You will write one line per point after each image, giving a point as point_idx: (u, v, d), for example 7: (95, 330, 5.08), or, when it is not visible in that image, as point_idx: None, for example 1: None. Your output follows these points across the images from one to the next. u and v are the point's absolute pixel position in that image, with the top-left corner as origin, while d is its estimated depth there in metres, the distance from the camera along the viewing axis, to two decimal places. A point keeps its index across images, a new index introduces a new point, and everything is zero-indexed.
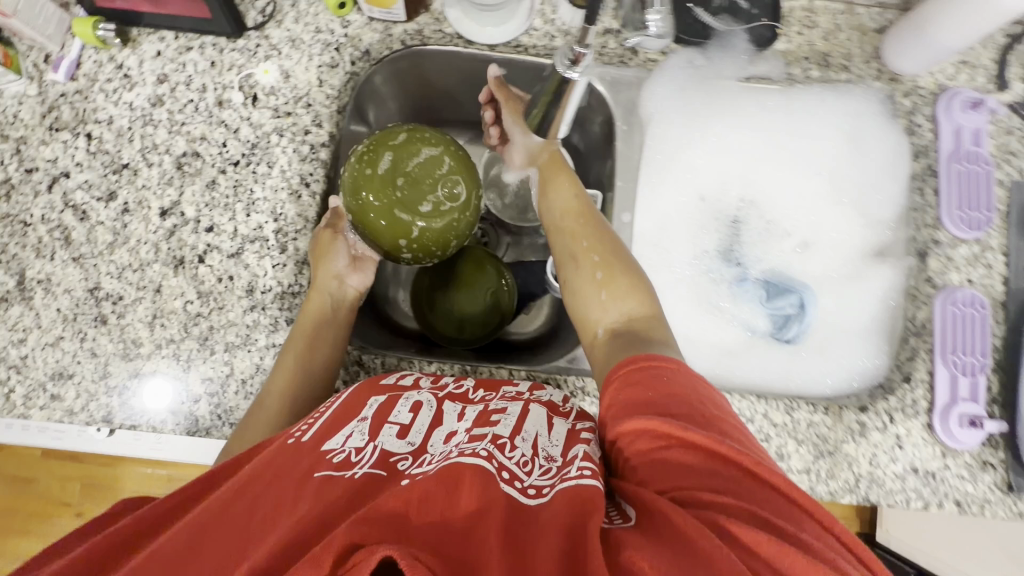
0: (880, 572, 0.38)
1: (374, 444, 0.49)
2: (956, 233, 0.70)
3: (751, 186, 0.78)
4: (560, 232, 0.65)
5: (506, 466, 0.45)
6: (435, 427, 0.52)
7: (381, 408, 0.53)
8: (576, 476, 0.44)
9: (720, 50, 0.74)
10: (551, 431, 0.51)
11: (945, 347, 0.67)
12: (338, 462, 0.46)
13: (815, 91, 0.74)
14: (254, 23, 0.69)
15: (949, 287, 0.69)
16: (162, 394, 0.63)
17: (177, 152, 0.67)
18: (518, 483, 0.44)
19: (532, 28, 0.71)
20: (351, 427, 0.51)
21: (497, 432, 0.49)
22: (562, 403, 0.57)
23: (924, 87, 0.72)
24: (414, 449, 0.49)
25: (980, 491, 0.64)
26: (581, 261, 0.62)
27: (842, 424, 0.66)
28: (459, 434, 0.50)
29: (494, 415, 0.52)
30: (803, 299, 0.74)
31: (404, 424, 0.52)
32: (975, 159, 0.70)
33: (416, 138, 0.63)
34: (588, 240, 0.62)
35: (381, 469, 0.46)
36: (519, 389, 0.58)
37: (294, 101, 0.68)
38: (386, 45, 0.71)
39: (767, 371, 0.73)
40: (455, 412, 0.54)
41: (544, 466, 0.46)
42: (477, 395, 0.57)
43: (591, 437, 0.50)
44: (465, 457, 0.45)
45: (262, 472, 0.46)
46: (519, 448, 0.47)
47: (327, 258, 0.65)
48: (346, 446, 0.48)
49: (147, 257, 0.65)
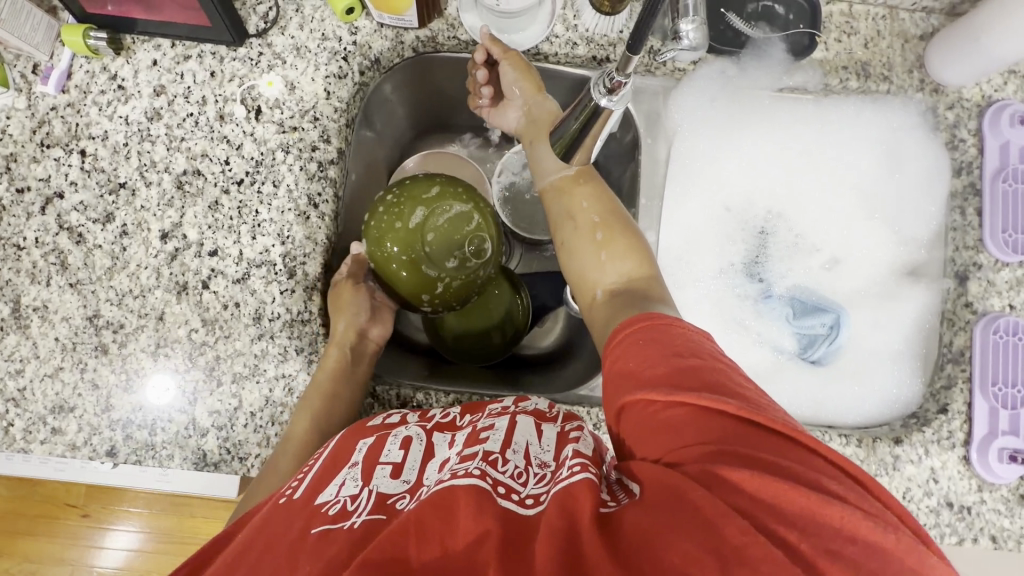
0: (887, 497, 0.37)
1: (369, 487, 0.44)
2: (999, 256, 0.66)
3: (780, 199, 0.75)
4: (555, 193, 0.60)
5: (501, 480, 0.42)
6: (428, 461, 0.48)
7: (372, 450, 0.49)
8: (568, 474, 0.41)
9: (754, 60, 0.68)
10: (541, 438, 0.47)
11: (984, 377, 0.64)
12: (334, 514, 0.42)
13: (852, 102, 0.70)
14: (256, 30, 0.64)
15: (990, 314, 0.65)
16: (164, 390, 0.61)
17: (177, 171, 0.63)
18: (516, 495, 0.41)
19: (553, 35, 0.66)
20: (343, 475, 0.46)
21: (489, 446, 0.45)
22: (548, 409, 0.52)
23: (969, 98, 0.68)
24: (410, 487, 0.44)
25: (1017, 527, 0.63)
26: (581, 221, 0.57)
27: (875, 456, 0.63)
28: (452, 459, 0.46)
29: (483, 431, 0.47)
30: (839, 319, 0.70)
31: (396, 462, 0.47)
32: (1022, 178, 0.65)
33: (448, 193, 0.60)
34: (588, 199, 0.58)
35: (381, 513, 0.41)
36: (504, 403, 0.53)
37: (300, 115, 0.64)
38: (397, 53, 0.67)
39: (794, 396, 0.71)
40: (447, 441, 0.50)
41: (539, 474, 0.43)
42: (465, 420, 0.53)
43: (581, 434, 0.48)
44: (457, 479, 0.41)
45: (255, 540, 0.42)
46: (512, 460, 0.44)
47: (348, 310, 0.63)
48: (340, 496, 0.44)
49: (148, 283, 0.62)
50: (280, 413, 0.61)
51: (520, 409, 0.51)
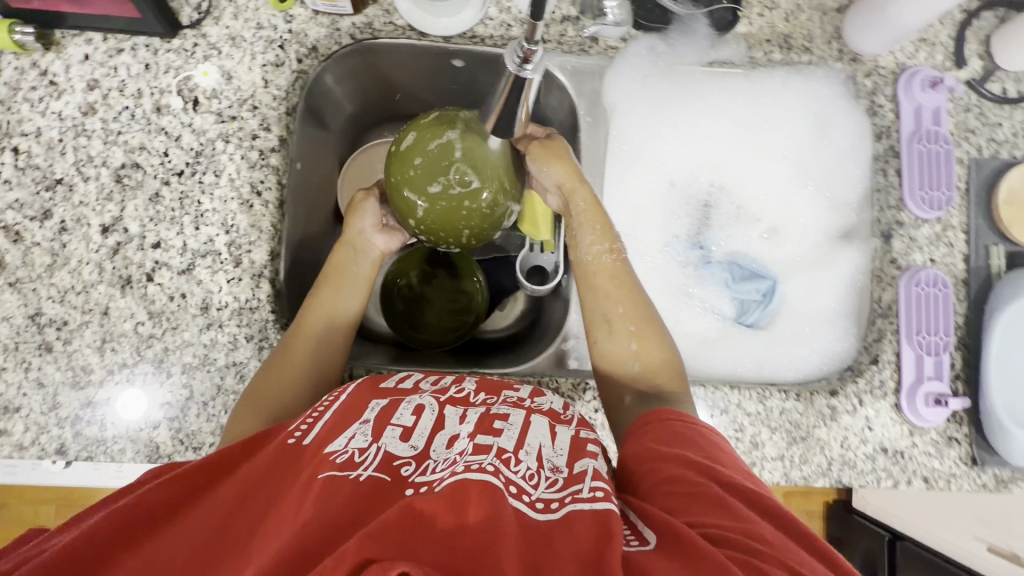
0: None
1: (378, 444, 0.47)
2: (919, 214, 0.69)
3: (720, 172, 0.77)
4: (590, 287, 0.65)
5: (512, 480, 0.44)
6: (437, 431, 0.50)
7: (385, 409, 0.51)
8: (591, 498, 0.43)
9: (681, 36, 0.71)
10: (555, 441, 0.49)
11: (910, 328, 0.67)
12: (341, 462, 0.45)
13: (778, 74, 0.73)
14: (190, 21, 0.65)
15: (913, 268, 0.69)
16: (138, 407, 0.60)
17: (115, 165, 0.63)
18: (526, 497, 0.43)
19: (487, 17, 0.69)
20: (354, 428, 0.49)
21: (501, 444, 0.47)
22: (562, 410, 0.55)
23: (884, 66, 0.71)
24: (416, 454, 0.47)
25: (946, 467, 0.66)
26: (616, 327, 0.62)
27: (814, 408, 0.66)
28: (463, 439, 0.48)
29: (496, 422, 0.50)
30: (775, 286, 0.74)
31: (407, 426, 0.50)
32: (935, 139, 0.69)
33: (446, 120, 0.57)
34: (623, 304, 0.63)
35: (385, 473, 0.45)
36: (520, 394, 0.56)
37: (238, 104, 0.64)
38: (334, 40, 0.67)
39: (740, 358, 0.74)
40: (457, 414, 0.51)
41: (550, 478, 0.46)
42: (479, 397, 0.54)
43: (596, 449, 0.49)
44: (471, 473, 0.43)
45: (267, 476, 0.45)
46: (523, 461, 0.46)
47: (357, 214, 0.70)
48: (349, 446, 0.47)
49: (91, 278, 0.61)
50: (232, 400, 0.61)
51: (535, 406, 0.54)
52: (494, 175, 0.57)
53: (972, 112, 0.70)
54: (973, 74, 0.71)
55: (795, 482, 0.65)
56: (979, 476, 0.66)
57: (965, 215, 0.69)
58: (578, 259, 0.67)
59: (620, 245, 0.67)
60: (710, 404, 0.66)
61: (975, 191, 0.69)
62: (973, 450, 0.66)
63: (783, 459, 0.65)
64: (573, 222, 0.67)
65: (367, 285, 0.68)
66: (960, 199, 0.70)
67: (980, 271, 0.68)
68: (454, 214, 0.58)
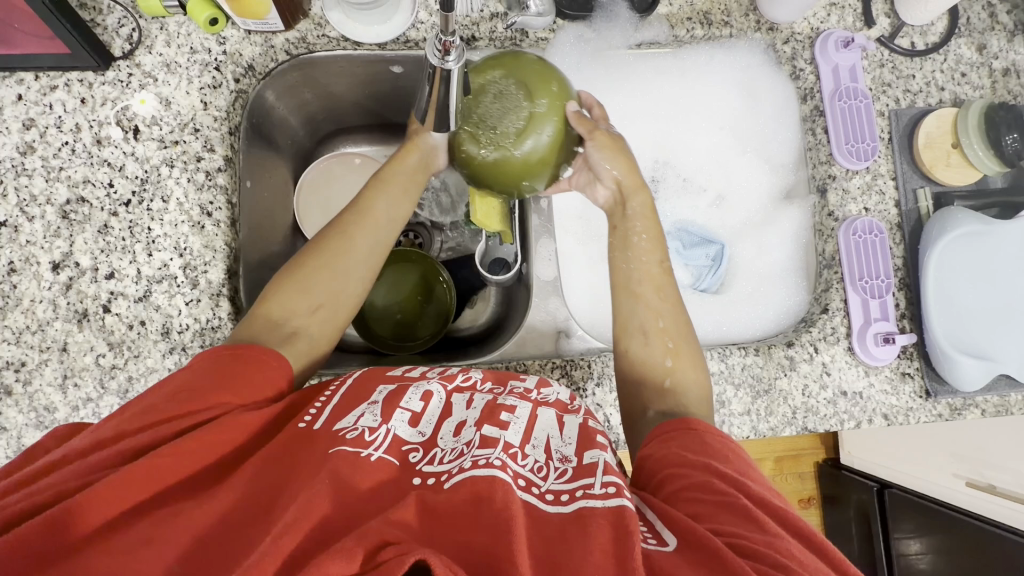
0: None
1: (387, 426, 0.49)
2: (848, 166, 0.73)
3: (664, 149, 0.82)
4: (630, 293, 0.63)
5: (520, 474, 0.46)
6: (445, 418, 0.51)
7: (392, 394, 0.52)
8: (603, 494, 0.44)
9: (606, 22, 0.74)
10: (563, 431, 0.51)
11: (853, 274, 0.70)
12: (352, 439, 0.47)
13: (703, 49, 0.77)
14: (122, 52, 0.65)
15: (849, 218, 0.72)
16: None
17: (59, 201, 0.63)
18: (535, 489, 0.45)
19: (418, 21, 0.70)
20: (363, 408, 0.50)
21: (508, 438, 0.48)
22: (568, 401, 0.56)
23: (801, 32, 0.75)
24: (425, 440, 0.49)
25: (903, 402, 0.69)
26: (652, 339, 0.60)
27: (773, 361, 0.69)
28: (469, 427, 0.50)
29: (503, 414, 0.50)
30: (723, 249, 0.78)
31: (416, 411, 0.51)
32: (854, 95, 0.73)
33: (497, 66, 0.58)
34: (665, 318, 0.61)
35: (393, 457, 0.47)
36: (527, 385, 0.56)
37: (180, 128, 0.65)
38: (269, 57, 0.69)
39: (701, 323, 0.77)
40: (464, 401, 0.53)
41: (559, 469, 0.47)
42: (485, 385, 0.56)
43: (605, 440, 0.50)
44: (479, 468, 0.44)
45: (279, 456, 0.46)
46: (531, 455, 0.48)
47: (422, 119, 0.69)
48: (358, 424, 0.48)
49: (45, 316, 0.61)
50: None
51: (543, 398, 0.54)
52: (558, 137, 0.60)
53: (886, 67, 0.75)
54: (882, 31, 0.75)
55: (764, 434, 0.68)
56: (933, 406, 0.69)
57: (892, 162, 0.73)
58: (623, 260, 0.65)
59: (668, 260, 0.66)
60: None
61: (897, 139, 0.73)
62: (925, 383, 0.69)
63: (750, 414, 0.68)
64: (626, 221, 0.67)
65: (409, 196, 0.68)
66: (885, 149, 0.74)
67: (910, 215, 0.72)
68: (502, 164, 0.59)
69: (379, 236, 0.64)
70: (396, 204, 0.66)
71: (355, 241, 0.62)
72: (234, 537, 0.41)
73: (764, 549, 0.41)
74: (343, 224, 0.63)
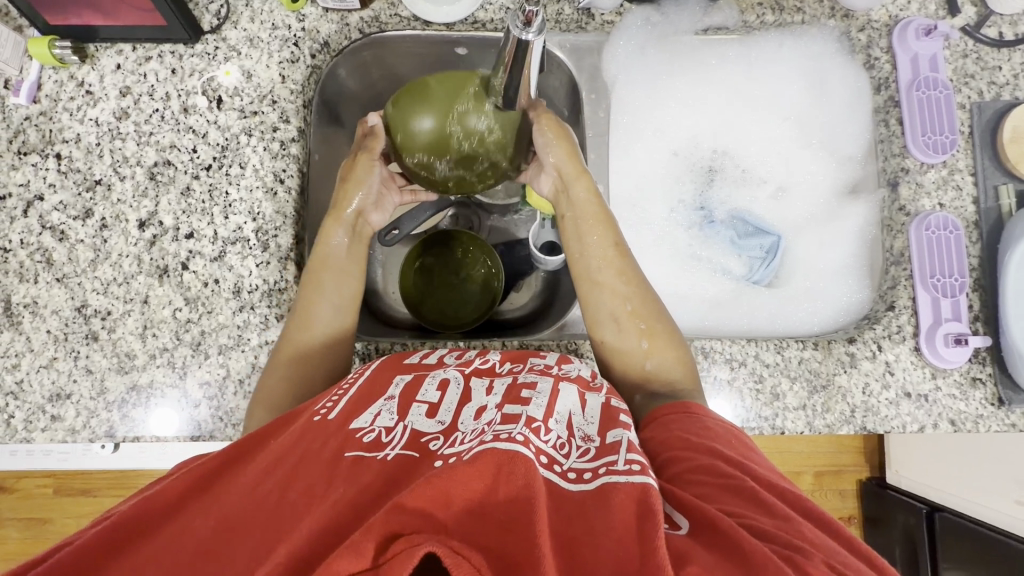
0: None
1: (404, 423, 0.48)
2: (924, 159, 0.70)
3: (723, 137, 0.81)
4: (596, 284, 0.63)
5: (543, 450, 0.42)
6: (464, 404, 0.49)
7: (408, 387, 0.51)
8: (627, 471, 0.42)
9: (674, 5, 0.74)
10: (585, 408, 0.49)
11: (924, 271, 0.67)
12: (368, 442, 0.45)
13: (772, 36, 0.76)
14: (210, 26, 0.69)
15: (922, 213, 0.69)
16: (169, 422, 0.63)
17: (148, 163, 0.67)
18: (558, 467, 0.42)
19: (487, 3, 0.72)
20: (379, 406, 0.49)
21: (530, 413, 0.45)
22: (591, 377, 0.54)
23: (878, 20, 0.73)
24: (445, 428, 0.47)
25: (972, 409, 0.66)
26: (626, 326, 0.61)
27: (833, 356, 0.66)
28: (490, 409, 0.47)
29: (524, 390, 0.49)
30: (778, 242, 0.76)
31: (433, 402, 0.50)
32: (932, 85, 0.69)
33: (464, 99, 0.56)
34: (632, 303, 0.61)
35: (413, 450, 0.44)
36: (547, 362, 0.54)
37: (259, 99, 0.69)
38: (344, 35, 0.72)
39: (756, 315, 0.75)
40: (484, 387, 0.51)
41: (581, 447, 0.45)
42: (504, 366, 0.54)
43: (628, 420, 0.48)
44: (500, 441, 0.40)
45: (290, 449, 0.45)
46: (553, 430, 0.45)
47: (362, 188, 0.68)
48: (375, 425, 0.47)
49: (130, 270, 0.65)
50: None
51: (564, 372, 0.53)
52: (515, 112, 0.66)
53: (969, 58, 0.71)
54: (967, 20, 0.72)
55: (819, 430, 0.66)
56: (1007, 415, 0.65)
57: (971, 157, 0.70)
58: (581, 248, 0.65)
59: (620, 237, 0.65)
60: (727, 358, 0.66)
61: (979, 134, 0.70)
62: (998, 390, 0.66)
63: (805, 409, 0.65)
64: (571, 208, 0.66)
65: (355, 272, 0.67)
66: (964, 143, 0.70)
67: (990, 212, 0.69)
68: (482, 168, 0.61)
69: (340, 317, 0.64)
70: (340, 288, 0.65)
71: (313, 343, 0.61)
72: (242, 541, 0.39)
73: (775, 532, 0.39)
74: (295, 320, 0.62)
